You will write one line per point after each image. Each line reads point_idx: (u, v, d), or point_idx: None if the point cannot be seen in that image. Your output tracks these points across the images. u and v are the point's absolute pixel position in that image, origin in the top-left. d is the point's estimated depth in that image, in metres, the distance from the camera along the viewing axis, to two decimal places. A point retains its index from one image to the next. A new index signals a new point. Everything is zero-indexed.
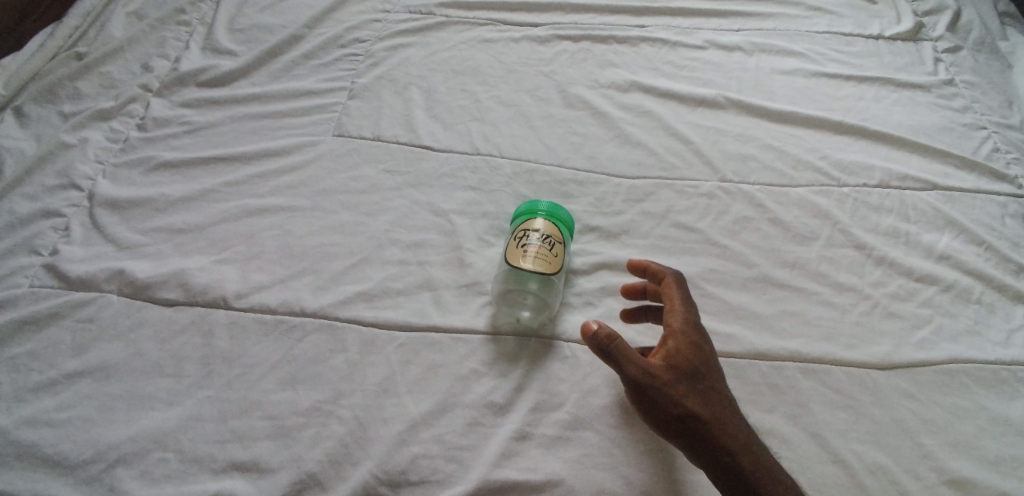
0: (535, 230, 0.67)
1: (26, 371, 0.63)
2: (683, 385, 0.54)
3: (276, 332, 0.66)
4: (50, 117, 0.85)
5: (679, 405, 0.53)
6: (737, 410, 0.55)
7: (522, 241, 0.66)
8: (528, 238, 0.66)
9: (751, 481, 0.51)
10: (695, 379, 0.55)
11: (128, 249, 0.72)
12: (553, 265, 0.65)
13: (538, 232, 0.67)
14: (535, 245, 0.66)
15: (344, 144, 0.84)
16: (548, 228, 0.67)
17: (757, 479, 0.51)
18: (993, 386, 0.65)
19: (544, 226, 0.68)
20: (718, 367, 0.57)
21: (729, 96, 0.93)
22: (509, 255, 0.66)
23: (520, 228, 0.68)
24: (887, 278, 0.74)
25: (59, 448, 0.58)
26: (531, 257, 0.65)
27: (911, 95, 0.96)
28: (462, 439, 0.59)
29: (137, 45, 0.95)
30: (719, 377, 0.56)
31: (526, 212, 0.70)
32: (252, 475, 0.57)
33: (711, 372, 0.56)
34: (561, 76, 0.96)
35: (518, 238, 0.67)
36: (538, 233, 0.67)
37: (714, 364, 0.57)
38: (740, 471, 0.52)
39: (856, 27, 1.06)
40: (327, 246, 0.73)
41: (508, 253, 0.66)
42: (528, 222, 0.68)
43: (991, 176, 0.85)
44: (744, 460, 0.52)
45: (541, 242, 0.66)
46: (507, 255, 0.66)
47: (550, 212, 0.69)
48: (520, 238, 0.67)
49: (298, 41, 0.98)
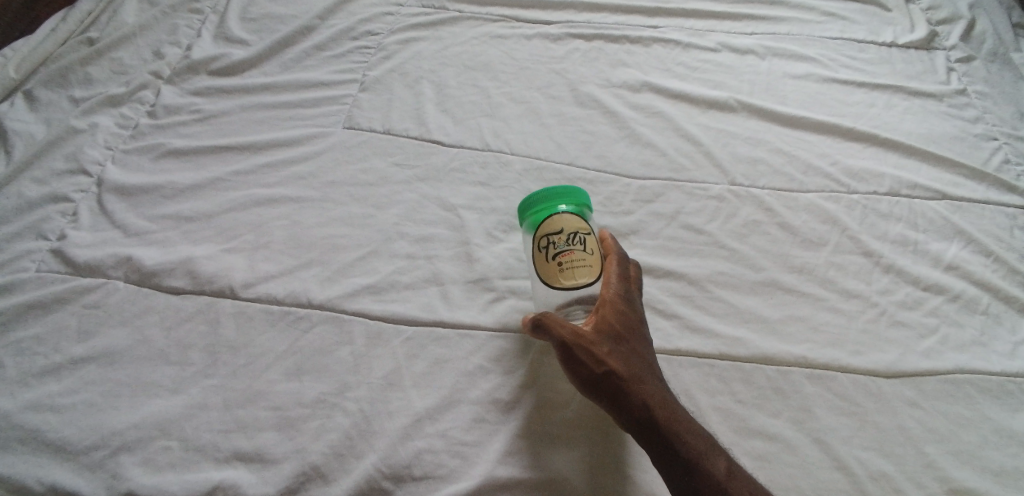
0: (558, 232, 0.60)
1: (31, 354, 0.62)
2: (606, 347, 0.56)
3: (283, 323, 0.66)
4: (60, 102, 0.85)
5: (596, 366, 0.55)
6: (656, 373, 0.57)
7: (551, 255, 0.59)
8: (556, 245, 0.59)
9: (668, 435, 0.52)
10: (619, 341, 0.57)
11: (136, 236, 0.72)
12: (595, 264, 0.59)
13: (562, 233, 0.60)
14: (567, 251, 0.59)
15: (354, 136, 0.84)
16: (569, 224, 0.60)
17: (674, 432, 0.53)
18: (1000, 397, 0.65)
19: (564, 221, 0.60)
20: (643, 335, 0.59)
21: (741, 99, 0.92)
22: (543, 274, 0.59)
23: (539, 234, 0.61)
24: (895, 286, 0.73)
25: (63, 433, 0.58)
26: (570, 269, 0.58)
27: (922, 103, 0.95)
28: (466, 434, 0.59)
29: (149, 32, 0.95)
30: (644, 342, 0.58)
31: (537, 207, 0.63)
32: (255, 465, 0.57)
33: (633, 335, 0.58)
34: (572, 74, 0.96)
35: (543, 249, 0.60)
36: (561, 236, 0.60)
37: (639, 331, 0.59)
38: (657, 427, 0.53)
39: (869, 34, 1.06)
40: (335, 238, 0.73)
41: (541, 271, 0.59)
42: (546, 222, 0.61)
43: (1001, 187, 0.84)
44: (662, 417, 0.53)
45: (570, 244, 0.59)
46: (541, 275, 0.59)
47: (561, 197, 0.62)
48: (545, 249, 0.60)
49: (310, 32, 0.98)
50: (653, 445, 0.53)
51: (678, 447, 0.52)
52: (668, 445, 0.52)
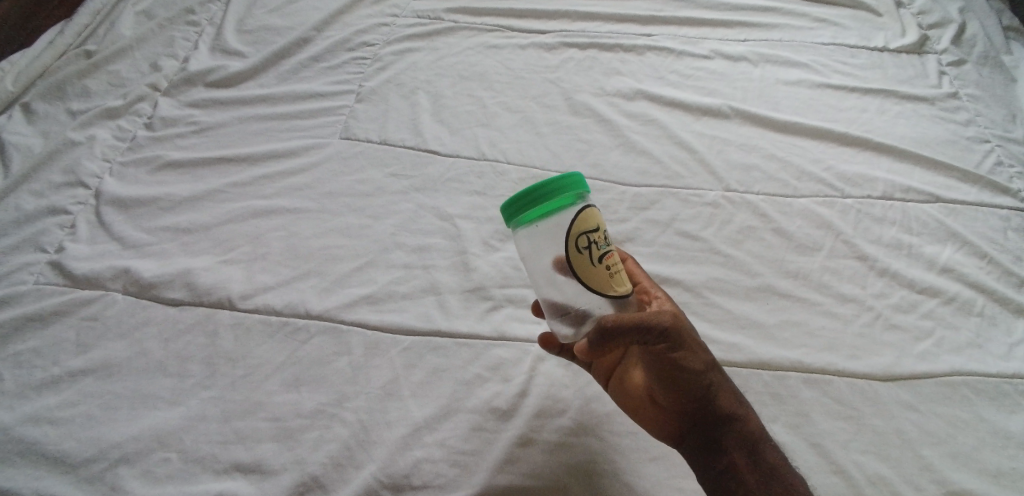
0: (595, 229, 0.52)
1: (30, 368, 0.63)
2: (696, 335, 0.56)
3: (281, 334, 0.66)
4: (58, 115, 0.85)
5: (695, 358, 0.53)
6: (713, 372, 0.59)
7: (598, 259, 0.51)
8: (599, 245, 0.52)
9: (749, 428, 0.54)
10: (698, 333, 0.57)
11: (134, 248, 0.73)
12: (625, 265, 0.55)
13: (598, 231, 0.52)
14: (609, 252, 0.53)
15: (350, 147, 0.85)
16: (598, 217, 0.53)
17: (751, 425, 0.54)
18: (996, 399, 0.65)
19: (593, 215, 0.52)
20: None
21: (734, 106, 0.93)
22: (591, 281, 0.52)
23: (576, 230, 0.51)
24: (889, 289, 0.74)
25: (61, 446, 0.58)
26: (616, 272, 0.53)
27: (914, 107, 0.96)
28: (464, 443, 0.59)
29: (146, 44, 0.95)
30: None
31: (528, 209, 0.52)
32: (254, 476, 0.57)
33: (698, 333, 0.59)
34: (567, 83, 0.96)
35: (586, 251, 0.51)
36: (600, 233, 0.52)
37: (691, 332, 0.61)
38: (739, 419, 0.54)
39: (860, 39, 1.07)
40: (333, 248, 0.73)
41: (589, 276, 0.51)
42: (579, 218, 0.51)
43: (994, 190, 0.85)
44: (741, 410, 0.55)
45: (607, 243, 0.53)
46: (586, 280, 0.52)
47: (556, 191, 0.51)
48: (588, 250, 0.51)
49: (306, 43, 0.99)
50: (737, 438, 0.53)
51: (758, 441, 0.54)
52: (750, 438, 0.54)
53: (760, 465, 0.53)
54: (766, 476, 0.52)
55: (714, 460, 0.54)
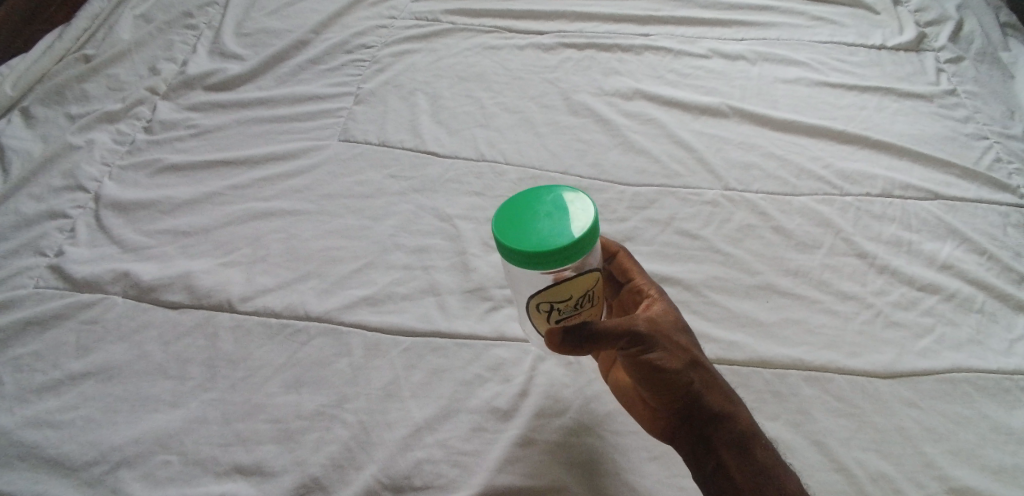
0: (566, 299, 0.51)
1: (30, 371, 0.62)
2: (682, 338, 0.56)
3: (281, 336, 0.66)
4: (57, 119, 0.85)
5: (672, 358, 0.54)
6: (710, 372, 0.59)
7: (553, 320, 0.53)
8: (560, 312, 0.52)
9: (738, 427, 0.54)
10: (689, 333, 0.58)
11: (134, 251, 0.73)
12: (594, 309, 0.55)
13: (567, 300, 0.51)
14: (571, 316, 0.53)
15: (349, 149, 0.85)
16: (578, 287, 0.50)
17: (741, 423, 0.54)
18: (997, 395, 0.65)
19: (571, 286, 0.50)
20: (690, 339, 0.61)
21: (732, 105, 0.93)
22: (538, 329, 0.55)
23: (540, 297, 0.51)
24: (889, 286, 0.74)
25: (61, 449, 0.57)
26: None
27: (912, 104, 0.96)
28: (465, 444, 0.59)
29: (144, 48, 0.96)
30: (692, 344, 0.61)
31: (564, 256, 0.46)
32: (254, 478, 0.57)
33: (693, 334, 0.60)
34: (565, 83, 0.97)
35: (542, 313, 0.52)
36: (567, 302, 0.51)
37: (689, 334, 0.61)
38: (727, 418, 0.54)
39: (858, 37, 1.07)
40: (332, 250, 0.74)
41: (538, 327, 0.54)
42: (550, 290, 0.50)
43: (993, 186, 0.85)
44: (732, 409, 0.54)
45: (576, 308, 0.52)
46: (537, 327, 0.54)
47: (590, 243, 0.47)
48: (546, 312, 0.52)
49: (305, 46, 0.99)
50: (726, 436, 0.53)
51: (749, 440, 0.53)
52: (740, 438, 0.53)
53: (750, 466, 0.52)
54: (757, 477, 0.51)
55: (705, 462, 0.53)
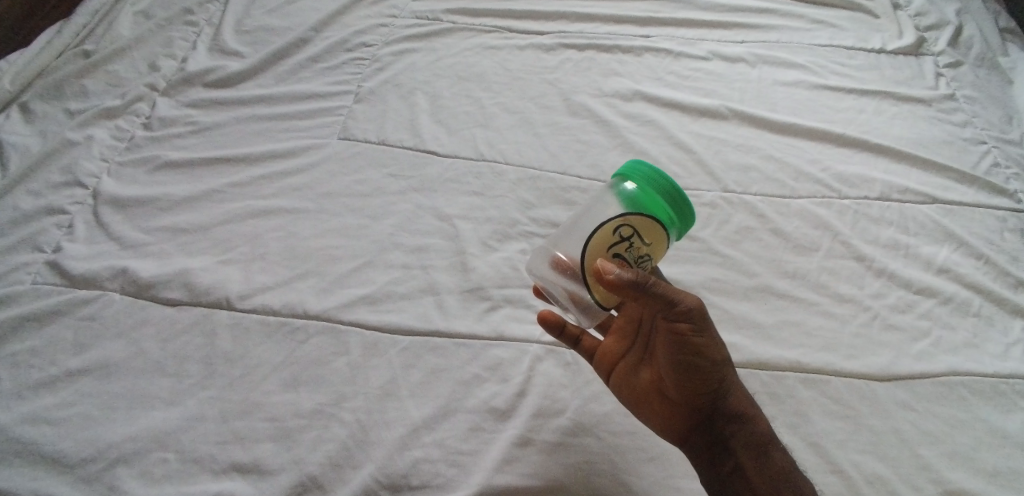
0: (643, 243, 0.53)
1: (27, 368, 0.62)
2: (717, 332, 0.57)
3: (279, 334, 0.66)
4: (55, 115, 0.85)
5: (715, 348, 0.54)
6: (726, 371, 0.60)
7: (618, 247, 0.53)
8: (630, 248, 0.53)
9: (760, 432, 0.56)
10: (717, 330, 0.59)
11: (132, 248, 0.72)
12: None
13: (642, 246, 0.53)
14: (629, 264, 0.53)
15: (348, 148, 0.85)
16: (654, 247, 0.54)
17: (761, 427, 0.56)
18: (992, 398, 0.65)
19: (655, 238, 0.53)
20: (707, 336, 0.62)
21: (732, 107, 0.94)
22: (593, 249, 0.53)
23: (635, 221, 0.52)
24: (887, 290, 0.74)
25: (58, 446, 0.57)
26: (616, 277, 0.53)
27: (911, 108, 0.96)
28: (462, 444, 0.59)
29: (144, 44, 0.95)
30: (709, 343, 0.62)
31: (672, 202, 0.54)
32: (252, 476, 0.57)
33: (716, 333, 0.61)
34: (565, 84, 0.97)
35: (618, 236, 0.52)
36: (642, 248, 0.53)
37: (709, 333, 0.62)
38: (749, 421, 0.56)
39: (858, 40, 1.08)
40: (331, 249, 0.73)
41: (594, 248, 0.53)
42: (652, 224, 0.53)
43: (990, 190, 0.85)
44: (752, 413, 0.56)
45: (638, 261, 0.53)
46: (595, 244, 0.53)
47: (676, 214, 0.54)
48: (622, 238, 0.53)
49: (304, 44, 0.99)
50: (745, 438, 0.55)
51: (766, 443, 0.56)
52: (759, 441, 0.55)
53: (768, 469, 0.54)
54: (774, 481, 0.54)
55: (722, 463, 0.55)
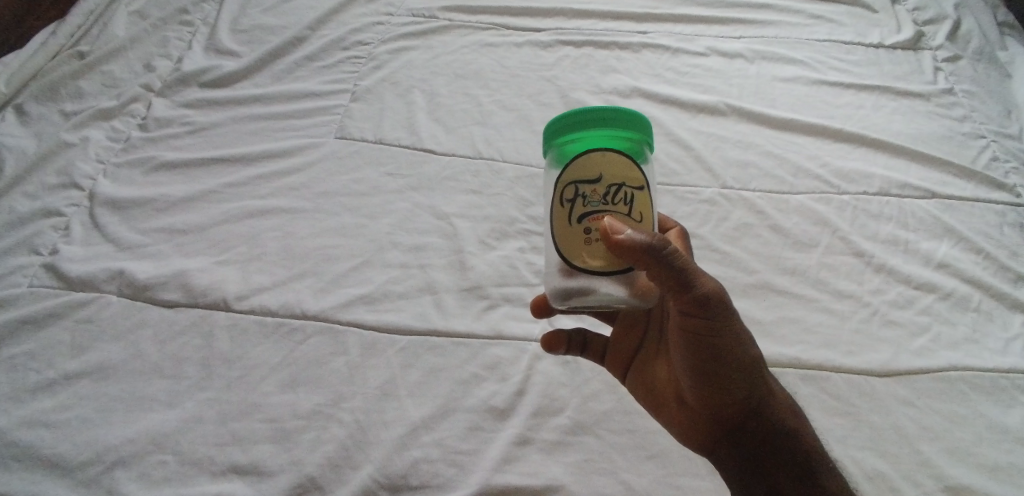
0: (595, 181, 0.46)
1: (24, 371, 0.62)
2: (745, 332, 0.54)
3: (276, 335, 0.66)
4: (51, 116, 0.85)
5: (737, 350, 0.51)
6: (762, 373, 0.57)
7: (575, 211, 0.46)
8: (588, 199, 0.46)
9: (789, 439, 0.53)
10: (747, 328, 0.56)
11: (129, 249, 0.72)
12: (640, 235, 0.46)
13: (596, 186, 0.46)
14: (599, 214, 0.46)
15: (345, 147, 0.84)
16: (612, 173, 0.46)
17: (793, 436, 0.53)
18: (992, 393, 0.65)
19: (606, 166, 0.46)
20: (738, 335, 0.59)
21: (730, 103, 0.93)
22: (558, 235, 0.47)
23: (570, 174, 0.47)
24: (886, 286, 0.74)
25: (56, 449, 0.57)
26: (596, 241, 0.46)
27: (910, 103, 0.96)
28: (461, 443, 0.59)
29: (139, 45, 0.95)
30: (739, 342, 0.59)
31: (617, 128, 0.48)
32: (251, 478, 0.57)
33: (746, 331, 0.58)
34: (563, 81, 0.96)
35: (565, 202, 0.47)
36: (597, 188, 0.46)
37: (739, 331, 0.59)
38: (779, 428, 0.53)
39: (856, 35, 1.07)
40: (329, 249, 0.73)
41: (557, 231, 0.47)
42: (590, 160, 0.46)
43: (989, 185, 0.85)
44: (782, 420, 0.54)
45: (605, 201, 0.46)
46: (556, 232, 0.48)
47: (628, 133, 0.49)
48: (569, 202, 0.47)
49: (301, 43, 0.99)
50: (774, 445, 0.53)
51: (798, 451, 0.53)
52: (792, 448, 0.53)
53: (804, 476, 0.52)
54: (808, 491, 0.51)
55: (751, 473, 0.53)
